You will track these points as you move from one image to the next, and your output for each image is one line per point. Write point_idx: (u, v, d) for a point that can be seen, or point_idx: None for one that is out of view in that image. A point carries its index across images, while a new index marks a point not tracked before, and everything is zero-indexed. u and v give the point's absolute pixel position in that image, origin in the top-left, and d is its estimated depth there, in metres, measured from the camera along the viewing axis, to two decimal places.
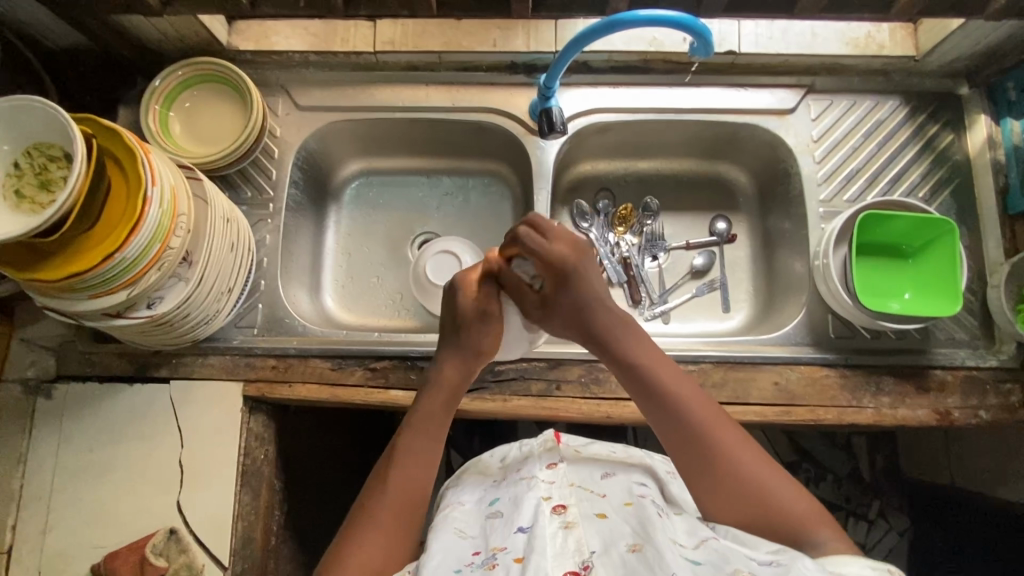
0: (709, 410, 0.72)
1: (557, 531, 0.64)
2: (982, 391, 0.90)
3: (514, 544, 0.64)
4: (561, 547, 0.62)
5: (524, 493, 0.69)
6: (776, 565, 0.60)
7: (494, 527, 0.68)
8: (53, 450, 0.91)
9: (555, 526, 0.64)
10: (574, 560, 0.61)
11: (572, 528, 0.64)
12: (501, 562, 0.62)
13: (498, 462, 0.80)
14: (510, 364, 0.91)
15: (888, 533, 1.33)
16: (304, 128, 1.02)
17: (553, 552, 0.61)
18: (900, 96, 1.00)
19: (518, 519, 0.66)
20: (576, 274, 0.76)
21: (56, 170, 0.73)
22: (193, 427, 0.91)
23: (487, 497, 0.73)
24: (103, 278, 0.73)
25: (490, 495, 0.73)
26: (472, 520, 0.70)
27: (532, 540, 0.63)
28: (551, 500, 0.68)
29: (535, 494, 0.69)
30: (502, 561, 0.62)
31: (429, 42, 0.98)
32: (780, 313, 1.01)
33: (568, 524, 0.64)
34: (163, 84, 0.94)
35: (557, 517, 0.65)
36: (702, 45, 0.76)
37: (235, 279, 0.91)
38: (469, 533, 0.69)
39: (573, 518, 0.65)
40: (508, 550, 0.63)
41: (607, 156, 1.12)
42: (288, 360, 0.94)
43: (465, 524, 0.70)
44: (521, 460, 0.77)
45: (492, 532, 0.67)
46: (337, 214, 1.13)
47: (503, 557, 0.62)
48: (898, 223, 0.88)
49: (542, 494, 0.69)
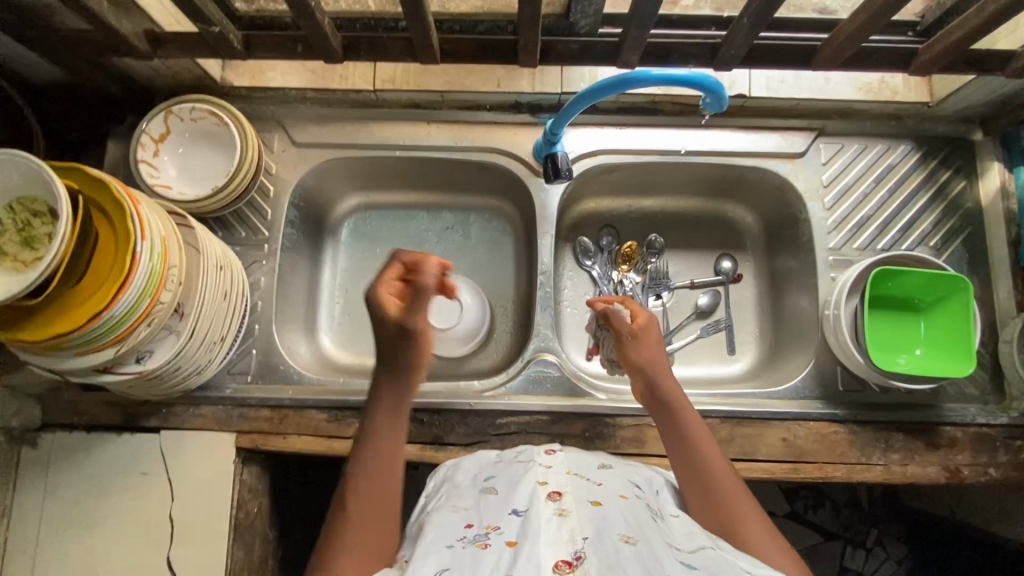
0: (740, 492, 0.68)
1: (551, 517, 0.56)
2: (993, 449, 0.88)
3: (509, 526, 0.56)
4: (555, 534, 0.54)
5: (522, 477, 0.65)
6: None
7: (489, 504, 0.62)
8: (39, 502, 0.89)
9: (550, 511, 0.57)
10: (567, 550, 0.52)
11: (568, 516, 0.56)
12: (491, 544, 0.54)
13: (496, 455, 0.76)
14: (513, 417, 0.90)
15: (885, 561, 1.27)
16: (301, 165, 0.99)
17: (547, 539, 0.53)
18: (912, 140, 0.98)
19: (514, 502, 0.60)
20: (654, 342, 0.82)
21: (40, 227, 0.70)
22: (183, 478, 0.89)
23: (484, 476, 0.70)
24: (90, 337, 0.70)
25: (485, 474, 0.70)
26: (469, 497, 0.66)
27: (527, 524, 0.55)
28: (547, 486, 0.62)
29: (532, 477, 0.63)
30: (494, 542, 0.54)
31: (431, 81, 0.95)
32: (788, 361, 0.99)
33: (563, 512, 0.57)
34: (141, 157, 0.89)
35: (553, 503, 0.58)
36: (715, 100, 0.73)
37: (229, 326, 0.88)
38: (462, 508, 0.63)
39: (569, 505, 0.58)
40: (501, 530, 0.56)
41: (611, 194, 1.09)
42: (283, 411, 0.91)
43: (460, 501, 0.65)
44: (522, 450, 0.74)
45: (486, 511, 0.61)
46: (335, 250, 1.10)
47: (496, 538, 0.55)
48: (910, 278, 0.86)
49: (539, 480, 0.63)
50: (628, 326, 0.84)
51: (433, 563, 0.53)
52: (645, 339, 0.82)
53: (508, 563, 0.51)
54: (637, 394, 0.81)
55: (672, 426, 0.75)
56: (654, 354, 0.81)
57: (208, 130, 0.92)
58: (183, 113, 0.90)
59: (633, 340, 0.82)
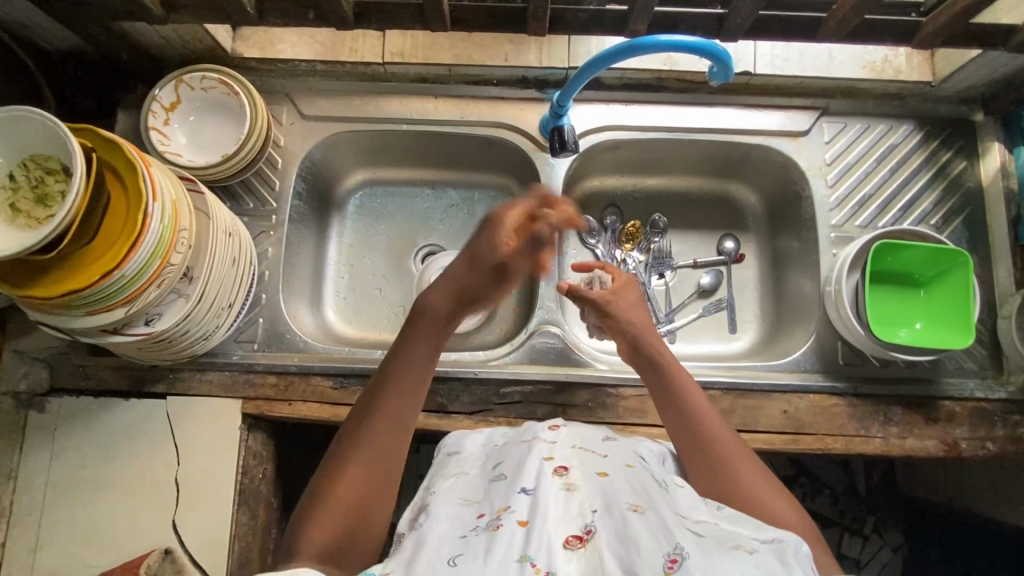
0: (738, 447, 0.71)
1: (559, 493, 0.58)
2: (991, 423, 0.89)
3: (519, 505, 0.57)
4: (564, 509, 0.56)
5: (526, 454, 0.65)
6: (779, 541, 0.55)
7: (497, 491, 0.62)
8: (46, 465, 0.89)
9: (558, 487, 0.59)
10: (578, 524, 0.54)
11: (576, 490, 0.58)
12: (503, 525, 0.55)
13: (501, 432, 0.76)
14: (517, 387, 0.91)
15: (882, 548, 1.27)
16: (309, 138, 0.99)
17: (556, 515, 0.55)
18: (915, 121, 0.99)
19: (522, 479, 0.61)
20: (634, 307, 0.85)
21: (53, 184, 0.71)
22: (190, 443, 0.90)
23: (489, 463, 0.69)
24: (101, 296, 0.70)
25: (493, 459, 0.70)
26: (477, 487, 0.65)
27: (535, 500, 0.57)
28: (554, 461, 0.63)
29: (538, 454, 0.64)
30: (505, 523, 0.55)
31: (439, 54, 0.96)
32: (788, 339, 1.00)
33: (571, 487, 0.59)
34: (152, 125, 0.90)
35: (559, 478, 0.60)
36: (721, 69, 0.74)
37: (236, 293, 0.89)
38: (473, 501, 0.63)
39: (576, 479, 0.60)
40: (512, 511, 0.57)
41: (616, 172, 1.10)
42: (289, 378, 0.92)
43: (470, 494, 0.65)
44: (525, 428, 0.74)
45: (492, 497, 0.61)
46: (340, 226, 1.10)
47: (507, 519, 0.55)
48: (914, 252, 0.87)
49: (545, 455, 0.64)
50: (600, 294, 0.86)
51: (445, 553, 0.54)
52: (620, 305, 0.85)
53: (521, 543, 0.52)
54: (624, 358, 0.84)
55: (660, 385, 0.77)
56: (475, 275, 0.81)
57: (217, 100, 0.93)
58: (193, 82, 0.92)
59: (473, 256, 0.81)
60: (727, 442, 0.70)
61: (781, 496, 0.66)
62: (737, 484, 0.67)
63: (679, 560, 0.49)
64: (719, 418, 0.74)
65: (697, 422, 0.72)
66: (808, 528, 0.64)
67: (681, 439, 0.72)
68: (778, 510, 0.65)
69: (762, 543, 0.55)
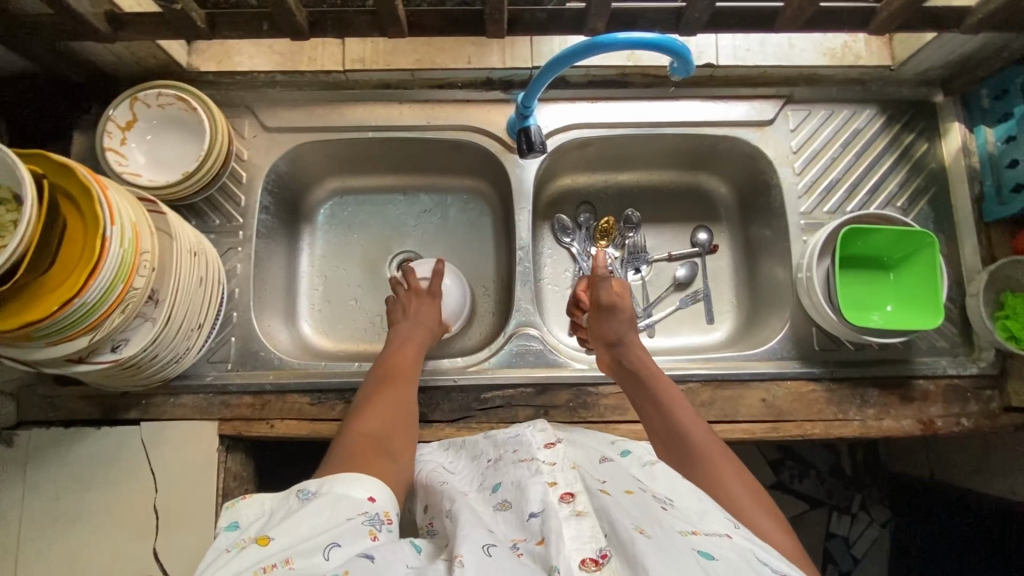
0: (723, 454, 0.70)
1: (569, 517, 0.54)
2: (964, 399, 0.91)
3: (532, 531, 0.55)
4: (577, 530, 0.53)
5: (528, 478, 0.61)
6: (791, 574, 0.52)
7: (504, 520, 0.59)
8: (18, 500, 0.87)
9: (566, 513, 0.55)
10: (594, 546, 0.51)
11: (586, 514, 0.54)
12: (523, 553, 0.53)
13: (491, 445, 0.73)
14: (497, 392, 0.90)
15: (869, 525, 1.29)
16: (272, 150, 0.98)
17: (571, 536, 0.52)
18: (877, 105, 1.00)
19: (528, 506, 0.58)
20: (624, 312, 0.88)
21: (4, 214, 0.68)
22: (167, 469, 0.88)
23: (489, 485, 0.66)
24: (61, 325, 0.68)
25: (491, 480, 0.66)
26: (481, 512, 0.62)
27: (545, 521, 0.54)
28: (558, 487, 0.59)
29: (540, 479, 0.60)
30: (524, 551, 0.53)
31: (401, 59, 0.95)
32: (764, 326, 1.00)
33: (581, 512, 0.55)
34: (108, 146, 0.88)
35: (567, 505, 0.56)
36: (681, 65, 0.74)
37: (205, 314, 0.87)
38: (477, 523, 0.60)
39: (585, 505, 0.55)
40: (529, 539, 0.55)
41: (586, 170, 1.09)
42: (265, 397, 0.91)
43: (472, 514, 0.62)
44: (518, 440, 0.70)
45: (499, 525, 0.58)
46: (311, 238, 1.09)
47: (526, 546, 0.54)
48: (880, 235, 0.89)
49: (548, 480, 0.60)
50: (609, 297, 0.87)
51: (479, 539, 0.53)
52: (620, 314, 0.87)
53: (543, 561, 0.51)
54: (605, 364, 0.87)
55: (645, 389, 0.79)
56: (417, 330, 0.91)
57: (175, 117, 0.91)
58: (149, 100, 0.89)
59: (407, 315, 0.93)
60: (710, 448, 0.70)
61: (761, 509, 0.64)
62: (711, 485, 0.67)
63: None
64: (703, 423, 0.75)
65: (679, 422, 0.74)
66: (793, 545, 0.61)
67: (661, 440, 0.74)
68: (758, 520, 0.63)
69: (775, 574, 0.52)
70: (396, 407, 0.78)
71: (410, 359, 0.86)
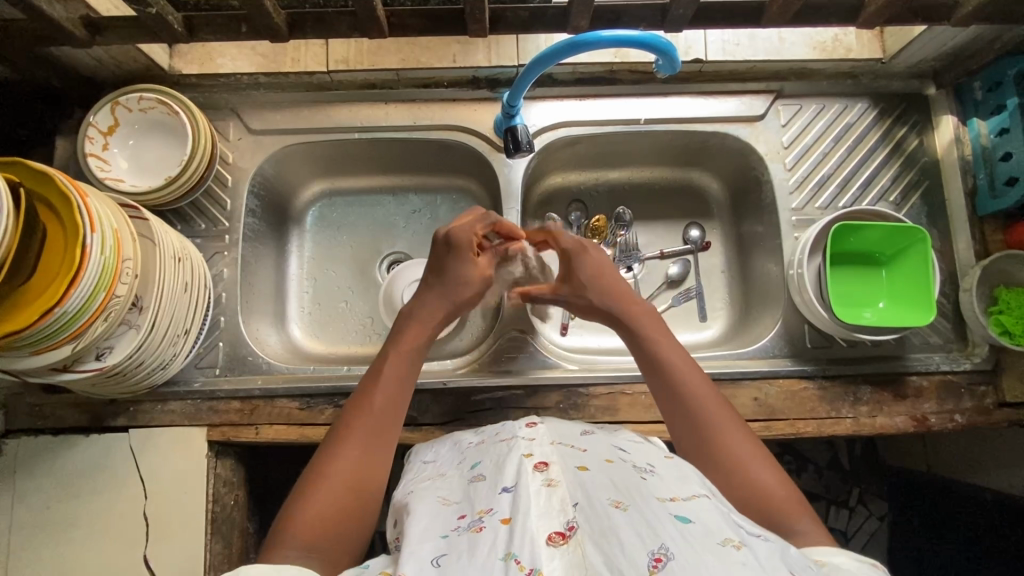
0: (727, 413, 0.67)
1: (540, 489, 0.54)
2: (958, 395, 0.90)
3: (501, 505, 0.53)
4: (546, 505, 0.52)
5: (506, 454, 0.61)
6: (762, 536, 0.51)
7: (478, 490, 0.58)
8: (7, 509, 0.86)
9: (538, 483, 0.55)
10: (560, 520, 0.50)
11: (557, 486, 0.54)
12: (486, 525, 0.52)
13: (474, 432, 0.72)
14: (487, 394, 0.90)
15: (868, 519, 1.24)
16: (258, 153, 0.97)
17: (539, 511, 0.51)
18: (869, 99, 0.99)
19: (501, 479, 0.57)
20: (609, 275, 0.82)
21: None
22: (157, 476, 0.87)
23: (468, 463, 0.65)
24: (43, 335, 0.67)
25: (471, 459, 0.65)
26: (456, 488, 0.61)
27: (517, 496, 0.53)
28: (533, 457, 0.59)
29: (517, 452, 0.60)
30: (488, 524, 0.52)
31: (386, 59, 0.94)
32: (756, 324, 0.99)
33: (552, 482, 0.55)
34: (90, 151, 0.87)
35: (540, 474, 0.56)
36: (667, 62, 0.72)
37: (192, 320, 0.87)
38: (453, 501, 0.59)
39: (557, 475, 0.56)
40: (494, 511, 0.53)
41: (576, 167, 1.08)
42: (253, 402, 0.90)
43: (449, 493, 0.61)
44: (501, 425, 0.69)
45: (472, 496, 0.58)
46: (300, 240, 1.08)
47: (489, 519, 0.52)
48: (872, 232, 0.88)
49: (524, 452, 0.60)
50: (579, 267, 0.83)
51: (428, 555, 0.50)
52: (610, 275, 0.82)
53: (505, 542, 0.49)
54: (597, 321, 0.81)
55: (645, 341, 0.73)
56: (437, 307, 0.77)
57: (158, 121, 0.90)
58: (131, 104, 0.88)
59: (443, 277, 0.79)
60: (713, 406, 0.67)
61: (771, 472, 0.62)
62: (717, 438, 0.65)
63: (664, 559, 0.46)
64: (700, 370, 0.71)
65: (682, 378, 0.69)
66: (793, 498, 0.60)
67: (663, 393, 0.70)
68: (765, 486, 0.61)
69: (750, 538, 0.50)
70: (369, 446, 0.64)
71: (390, 385, 0.69)
